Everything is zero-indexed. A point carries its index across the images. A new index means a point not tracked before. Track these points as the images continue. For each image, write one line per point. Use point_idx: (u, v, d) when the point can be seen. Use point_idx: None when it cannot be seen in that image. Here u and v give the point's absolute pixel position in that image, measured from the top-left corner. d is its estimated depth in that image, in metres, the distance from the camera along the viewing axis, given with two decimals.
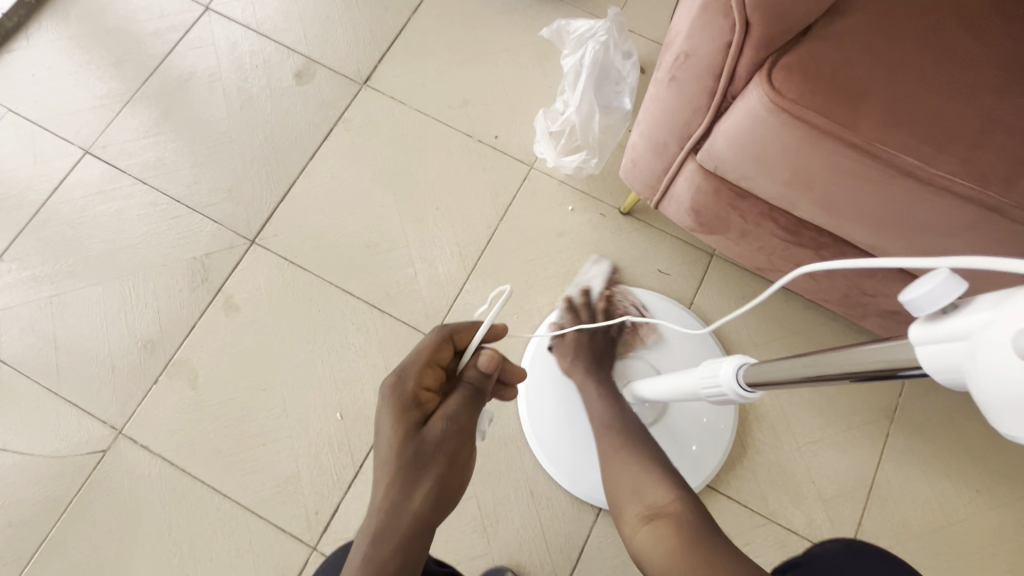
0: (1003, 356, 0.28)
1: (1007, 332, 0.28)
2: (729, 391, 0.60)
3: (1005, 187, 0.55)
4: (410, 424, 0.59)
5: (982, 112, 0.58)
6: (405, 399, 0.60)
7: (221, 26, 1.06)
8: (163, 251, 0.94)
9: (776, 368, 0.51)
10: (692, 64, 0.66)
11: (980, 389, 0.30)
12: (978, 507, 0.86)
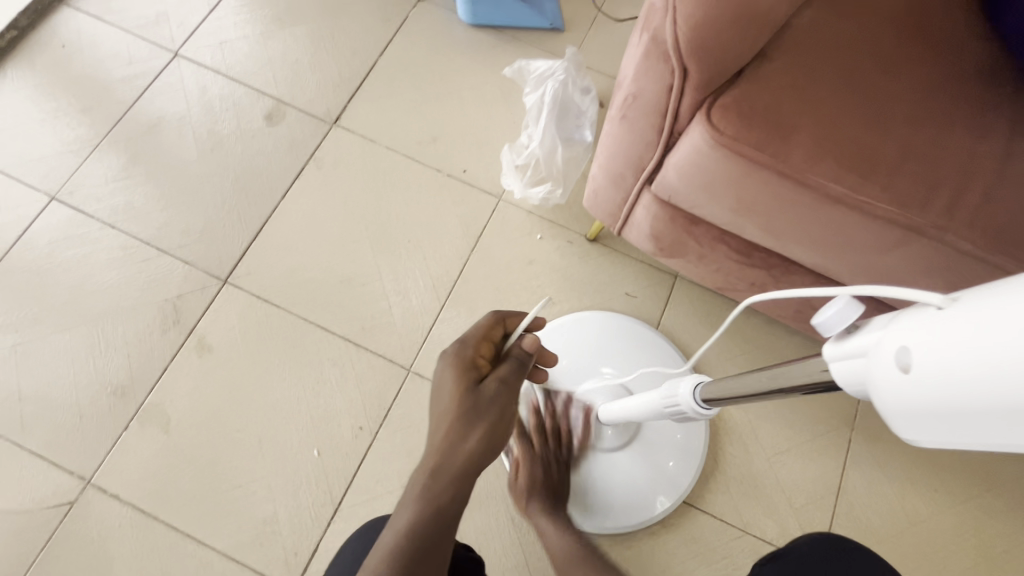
0: (890, 373, 0.24)
1: (891, 347, 0.24)
2: (686, 407, 0.52)
3: (927, 208, 0.52)
4: (464, 382, 0.54)
5: (927, 138, 0.54)
6: (464, 358, 0.55)
7: (191, 71, 1.11)
8: (136, 296, 0.95)
9: (732, 381, 0.43)
10: (640, 105, 0.61)
11: (876, 407, 0.25)
12: (938, 506, 0.89)
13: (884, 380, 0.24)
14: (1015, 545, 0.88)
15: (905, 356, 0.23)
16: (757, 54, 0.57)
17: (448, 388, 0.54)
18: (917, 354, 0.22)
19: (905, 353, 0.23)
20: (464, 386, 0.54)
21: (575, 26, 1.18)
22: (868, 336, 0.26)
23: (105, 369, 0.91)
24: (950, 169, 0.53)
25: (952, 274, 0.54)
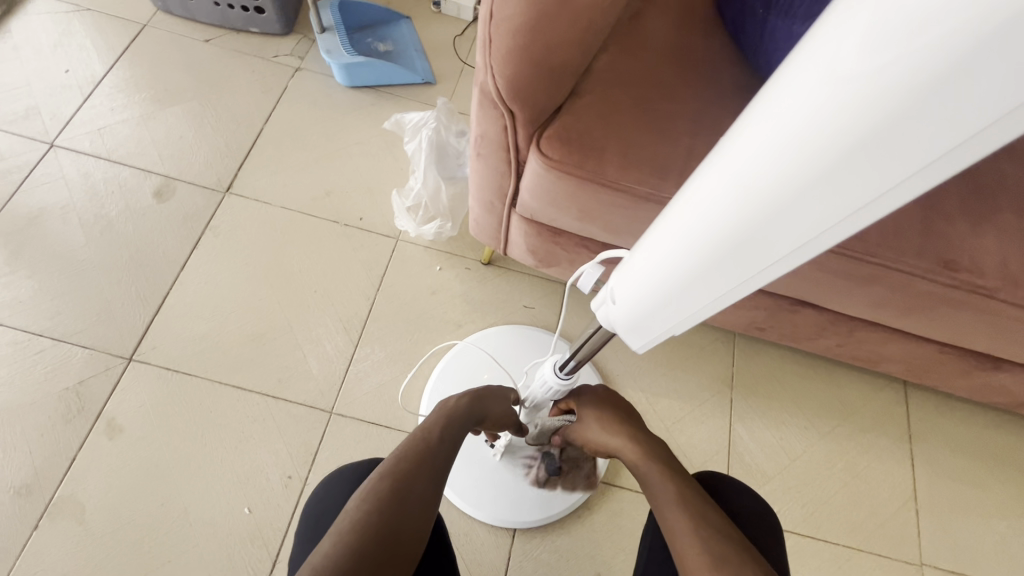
0: (633, 298, 0.44)
1: (628, 285, 0.44)
2: (552, 381, 0.69)
3: None
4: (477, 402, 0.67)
5: (706, 141, 0.69)
6: (475, 391, 0.69)
7: (70, 159, 1.12)
8: (33, 390, 0.93)
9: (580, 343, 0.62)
10: (488, 144, 0.74)
11: (634, 322, 0.46)
12: (810, 440, 1.05)
13: (630, 307, 0.45)
14: (872, 458, 1.05)
15: (633, 287, 0.44)
16: (569, 93, 0.71)
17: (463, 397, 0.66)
18: (635, 286, 0.43)
19: (632, 286, 0.44)
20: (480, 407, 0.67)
21: (445, 80, 1.32)
22: (613, 287, 0.47)
23: (7, 471, 0.88)
24: None
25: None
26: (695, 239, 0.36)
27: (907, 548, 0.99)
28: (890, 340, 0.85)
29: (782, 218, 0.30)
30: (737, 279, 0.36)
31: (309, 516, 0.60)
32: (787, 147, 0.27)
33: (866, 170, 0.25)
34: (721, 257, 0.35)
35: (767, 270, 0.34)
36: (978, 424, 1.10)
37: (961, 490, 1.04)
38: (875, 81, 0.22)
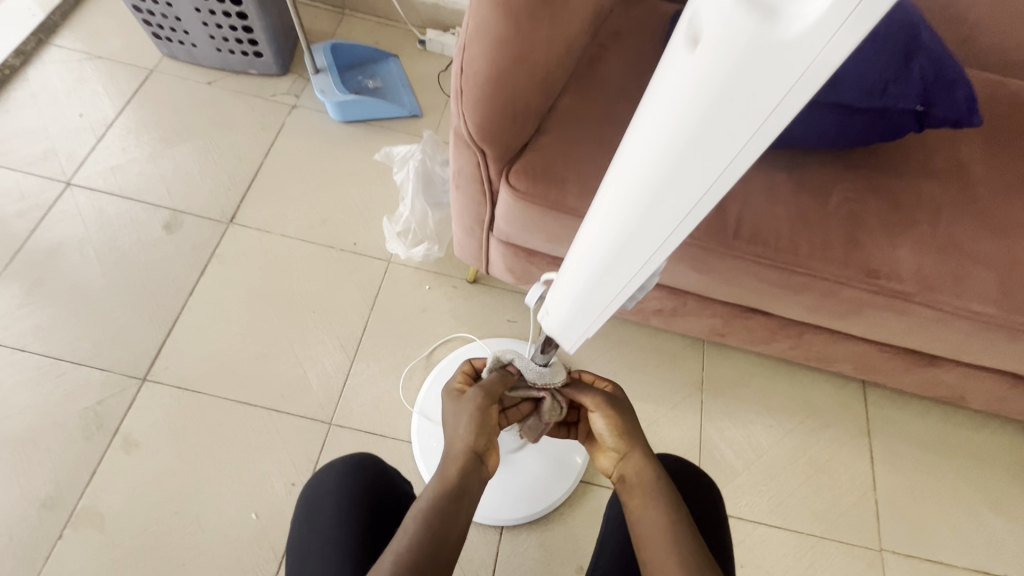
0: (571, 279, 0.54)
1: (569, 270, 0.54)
2: None
3: None
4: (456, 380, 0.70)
5: None
6: (460, 374, 0.73)
7: (86, 197, 1.21)
8: (54, 412, 1.01)
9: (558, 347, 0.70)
10: (465, 178, 0.83)
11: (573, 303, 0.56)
12: (775, 437, 1.13)
13: (570, 289, 0.55)
14: (833, 452, 1.13)
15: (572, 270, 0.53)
16: (534, 131, 0.81)
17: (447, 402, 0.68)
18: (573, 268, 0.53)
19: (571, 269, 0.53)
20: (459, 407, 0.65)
21: (431, 112, 1.43)
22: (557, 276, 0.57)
23: (34, 486, 0.96)
24: None
25: (694, 254, 0.79)
26: (611, 221, 0.44)
27: (867, 535, 1.07)
28: (835, 341, 0.94)
29: (659, 199, 0.38)
30: (647, 253, 0.44)
31: (307, 499, 0.69)
32: (653, 140, 0.36)
33: (708, 149, 0.33)
34: (630, 235, 0.43)
35: (661, 249, 0.43)
36: (931, 417, 1.19)
37: (918, 480, 1.13)
38: (697, 80, 0.30)
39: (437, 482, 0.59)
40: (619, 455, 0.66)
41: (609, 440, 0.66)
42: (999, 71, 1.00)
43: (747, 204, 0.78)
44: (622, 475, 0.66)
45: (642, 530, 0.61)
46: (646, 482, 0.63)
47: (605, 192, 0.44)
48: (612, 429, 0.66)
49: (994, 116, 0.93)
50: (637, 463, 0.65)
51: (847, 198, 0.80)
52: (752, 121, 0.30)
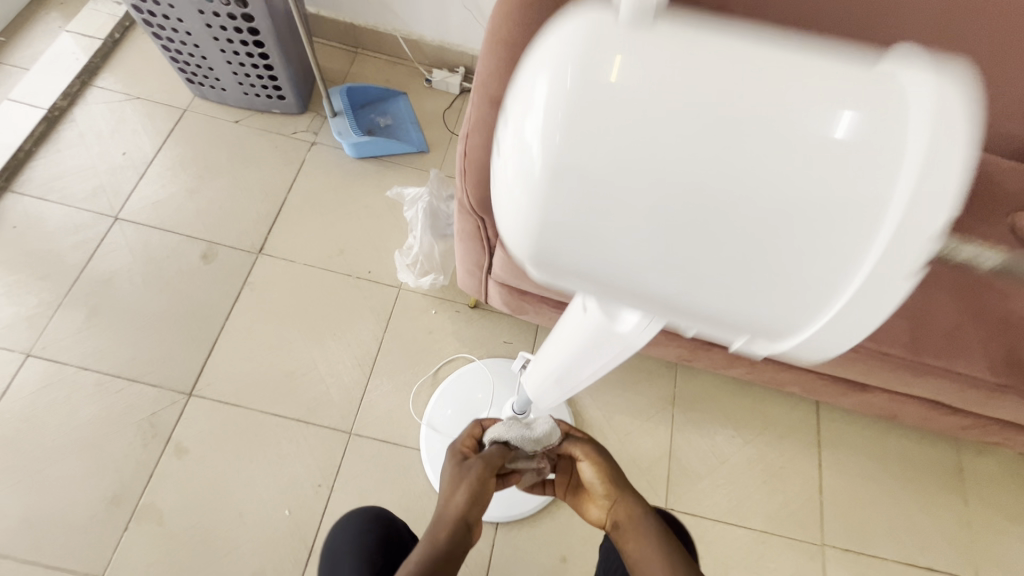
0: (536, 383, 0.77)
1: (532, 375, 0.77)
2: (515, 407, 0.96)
3: None
4: (457, 446, 0.80)
5: None
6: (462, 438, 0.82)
7: (132, 230, 1.37)
8: (115, 423, 1.18)
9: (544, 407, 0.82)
10: (467, 234, 0.99)
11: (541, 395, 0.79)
12: (736, 446, 1.30)
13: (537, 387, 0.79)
14: (786, 459, 1.30)
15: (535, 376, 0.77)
16: None
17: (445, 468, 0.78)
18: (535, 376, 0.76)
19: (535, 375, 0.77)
20: (457, 475, 0.75)
21: (437, 148, 1.58)
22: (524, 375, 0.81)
23: (102, 486, 1.13)
24: None
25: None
26: (561, 364, 0.67)
27: (811, 531, 1.24)
28: (782, 369, 1.11)
29: (588, 358, 0.62)
30: (588, 376, 0.68)
31: (332, 544, 0.87)
32: (581, 337, 0.58)
33: (614, 345, 0.56)
34: (575, 370, 0.67)
35: (596, 375, 0.67)
36: (873, 428, 1.36)
37: (859, 484, 1.30)
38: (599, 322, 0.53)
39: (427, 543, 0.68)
40: (608, 501, 0.78)
41: (598, 487, 0.78)
42: None
43: None
44: (613, 516, 0.77)
45: (639, 566, 0.73)
46: (633, 523, 0.75)
47: (553, 345, 0.67)
48: (599, 476, 0.78)
49: None
50: (624, 505, 0.77)
51: None
52: (632, 341, 0.53)
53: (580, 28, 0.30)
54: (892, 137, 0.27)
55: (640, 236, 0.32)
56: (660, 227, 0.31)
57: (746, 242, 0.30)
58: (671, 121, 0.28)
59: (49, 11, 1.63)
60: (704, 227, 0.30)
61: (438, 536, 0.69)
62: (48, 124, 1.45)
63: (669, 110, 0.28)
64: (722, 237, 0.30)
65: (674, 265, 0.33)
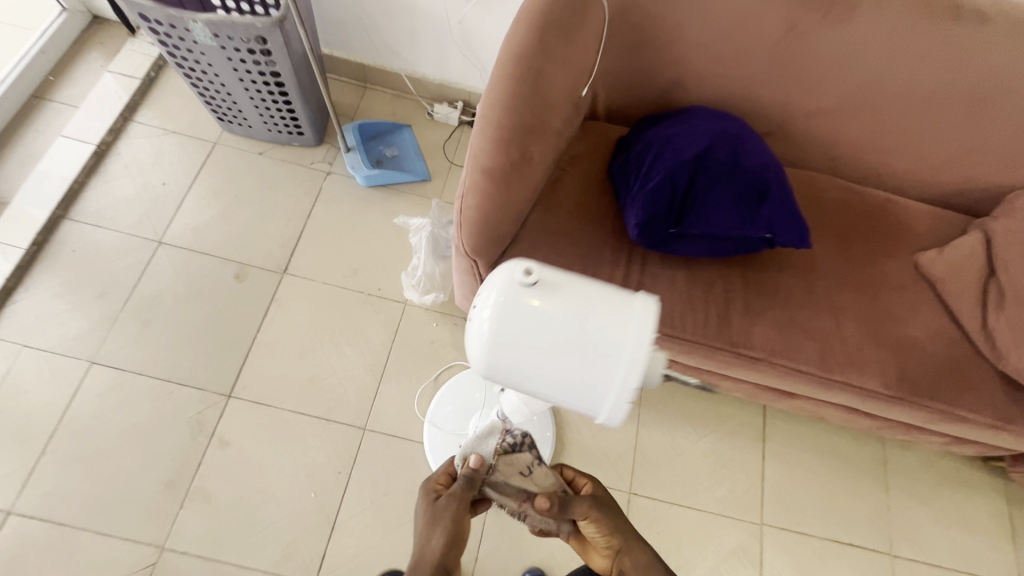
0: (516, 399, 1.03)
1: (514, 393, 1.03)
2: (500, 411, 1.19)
3: None
4: (431, 483, 0.87)
5: (592, 270, 1.15)
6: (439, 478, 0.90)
7: (173, 252, 1.58)
8: (167, 421, 1.41)
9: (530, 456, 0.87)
10: (464, 270, 1.19)
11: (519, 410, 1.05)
12: (691, 440, 1.54)
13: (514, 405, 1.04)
14: (734, 452, 1.54)
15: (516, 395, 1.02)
16: (511, 240, 1.16)
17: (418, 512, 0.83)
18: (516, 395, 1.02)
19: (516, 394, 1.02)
20: (433, 516, 0.80)
21: (437, 177, 1.79)
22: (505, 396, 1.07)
23: (159, 472, 1.36)
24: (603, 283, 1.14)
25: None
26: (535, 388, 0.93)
27: (752, 512, 1.48)
28: (725, 379, 1.33)
29: None
30: None
31: None
32: None
33: None
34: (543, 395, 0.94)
35: None
36: (809, 426, 1.59)
37: (795, 473, 1.53)
38: None
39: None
40: (610, 550, 0.83)
41: (602, 536, 0.83)
42: (859, 179, 1.35)
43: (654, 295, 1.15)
44: (616, 564, 0.82)
45: None
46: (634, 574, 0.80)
47: None
48: (600, 532, 0.83)
49: (845, 220, 1.29)
50: (626, 555, 0.82)
51: (722, 290, 1.18)
52: None
53: (505, 277, 0.65)
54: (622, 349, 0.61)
55: (527, 369, 0.64)
56: (527, 367, 0.64)
57: (562, 381, 0.64)
58: (532, 325, 0.63)
59: (90, 51, 1.82)
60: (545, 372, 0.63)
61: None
62: (97, 158, 1.66)
63: (533, 321, 0.63)
64: (554, 376, 0.64)
65: (542, 386, 0.65)
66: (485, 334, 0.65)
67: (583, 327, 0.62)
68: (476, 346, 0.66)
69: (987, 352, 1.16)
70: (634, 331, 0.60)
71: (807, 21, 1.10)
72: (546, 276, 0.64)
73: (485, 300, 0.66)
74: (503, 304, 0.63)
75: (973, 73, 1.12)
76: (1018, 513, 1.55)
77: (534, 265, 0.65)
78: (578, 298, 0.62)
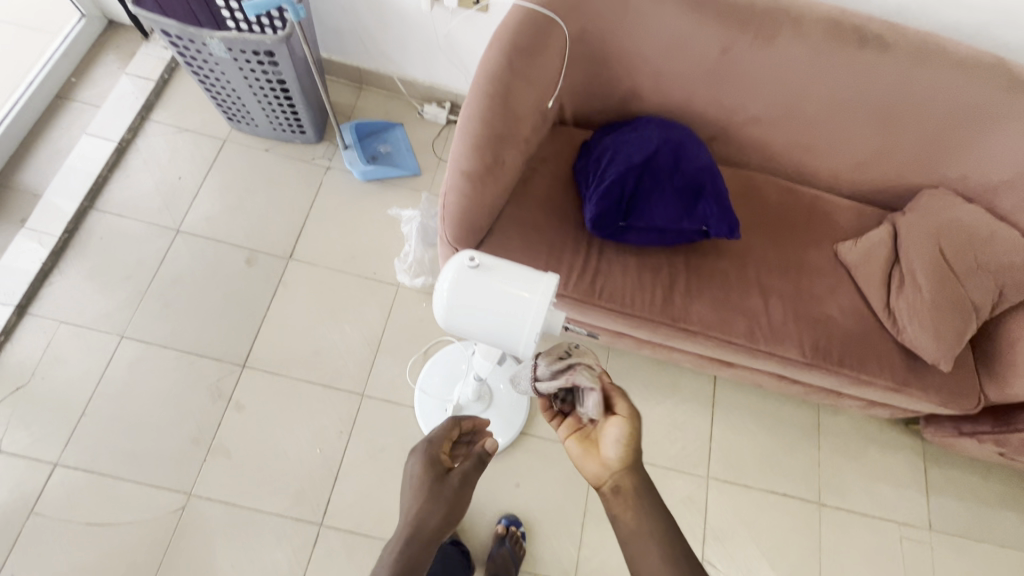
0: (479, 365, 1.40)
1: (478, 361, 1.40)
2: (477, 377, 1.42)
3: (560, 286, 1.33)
4: (427, 445, 0.91)
5: (556, 256, 1.35)
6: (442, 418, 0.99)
7: (191, 239, 1.77)
8: (191, 388, 1.61)
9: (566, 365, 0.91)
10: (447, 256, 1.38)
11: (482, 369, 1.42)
12: (649, 405, 1.76)
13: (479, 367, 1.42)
14: (686, 416, 1.76)
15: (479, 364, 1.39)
16: (487, 231, 1.35)
17: (407, 473, 0.88)
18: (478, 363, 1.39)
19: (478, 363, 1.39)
20: (421, 488, 0.85)
21: (427, 171, 1.97)
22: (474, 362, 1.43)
23: (185, 431, 1.57)
24: (565, 268, 1.34)
25: (576, 306, 1.35)
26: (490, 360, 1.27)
27: (700, 466, 1.71)
28: (674, 351, 1.55)
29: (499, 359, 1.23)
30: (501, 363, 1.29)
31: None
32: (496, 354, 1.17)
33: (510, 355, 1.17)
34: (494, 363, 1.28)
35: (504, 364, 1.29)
36: (754, 393, 1.82)
37: (739, 434, 1.76)
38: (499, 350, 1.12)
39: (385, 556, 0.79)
40: (616, 466, 0.82)
41: (618, 450, 0.83)
42: (792, 177, 1.56)
43: (608, 278, 1.36)
44: (615, 479, 0.81)
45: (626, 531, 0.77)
46: (630, 499, 0.79)
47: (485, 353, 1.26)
48: (619, 441, 0.83)
49: (779, 213, 1.49)
50: (631, 477, 0.81)
51: (667, 274, 1.38)
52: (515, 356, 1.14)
53: (456, 263, 0.88)
54: (536, 311, 0.84)
55: (473, 328, 0.89)
56: (474, 328, 0.88)
57: (497, 336, 0.88)
58: (475, 299, 0.86)
59: (108, 54, 1.99)
60: (488, 330, 0.87)
61: (392, 548, 0.79)
62: (119, 154, 1.84)
63: (475, 296, 0.86)
64: (493, 333, 0.88)
65: (485, 339, 0.89)
66: (441, 300, 0.88)
67: (509, 297, 0.85)
68: (436, 309, 0.90)
69: (889, 326, 1.37)
70: (543, 301, 0.84)
71: (737, 45, 1.31)
72: (485, 261, 0.87)
73: (442, 278, 0.89)
74: (455, 281, 0.87)
75: (875, 89, 1.33)
76: (934, 469, 1.78)
77: (477, 254, 0.87)
78: (505, 276, 0.86)
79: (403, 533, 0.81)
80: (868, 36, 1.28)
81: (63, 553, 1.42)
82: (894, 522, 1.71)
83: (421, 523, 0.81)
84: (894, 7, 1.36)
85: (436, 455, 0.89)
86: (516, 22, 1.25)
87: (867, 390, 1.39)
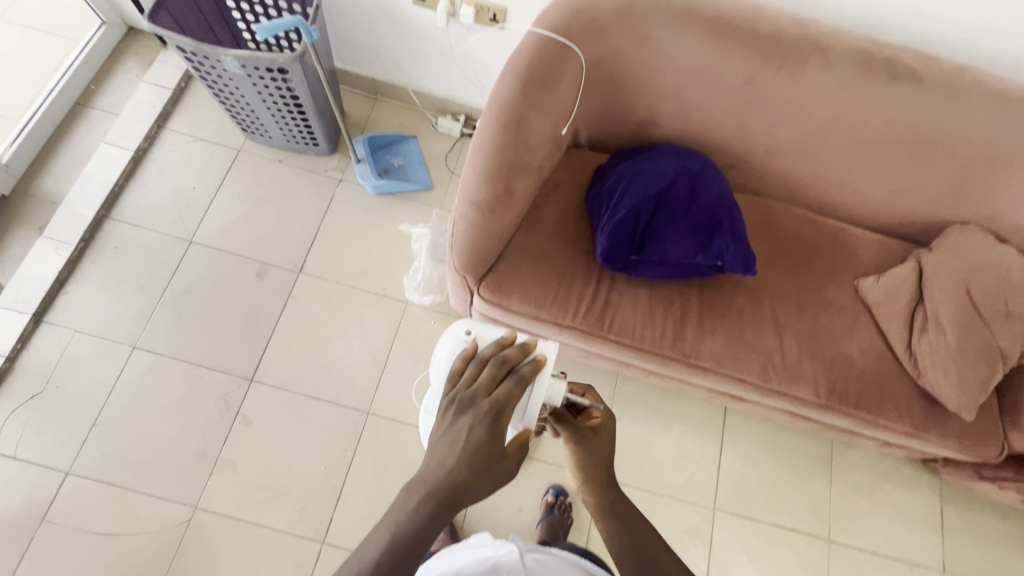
0: None
1: None
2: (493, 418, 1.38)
3: (570, 317, 1.30)
4: (486, 400, 0.72)
5: (567, 286, 1.32)
6: (491, 345, 0.81)
7: (203, 250, 1.78)
8: (199, 399, 1.63)
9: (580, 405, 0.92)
10: (455, 282, 1.35)
11: None
12: (656, 433, 1.73)
13: None
14: (695, 444, 1.73)
15: None
16: (497, 259, 1.32)
17: (446, 422, 0.71)
18: None
19: None
20: (470, 453, 0.68)
21: (439, 186, 1.95)
22: None
23: (192, 444, 1.59)
24: (576, 297, 1.31)
25: (585, 339, 1.33)
26: None
27: (707, 497, 1.68)
28: (685, 383, 1.51)
29: None
30: None
31: None
32: None
33: None
34: None
35: None
36: (765, 423, 1.78)
37: (748, 465, 1.72)
38: None
39: (405, 508, 0.66)
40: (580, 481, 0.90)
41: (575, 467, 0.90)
42: (814, 208, 1.50)
43: (619, 309, 1.32)
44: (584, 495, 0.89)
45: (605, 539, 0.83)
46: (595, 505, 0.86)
47: None
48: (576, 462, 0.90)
49: (799, 246, 1.44)
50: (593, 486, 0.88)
51: (680, 307, 1.35)
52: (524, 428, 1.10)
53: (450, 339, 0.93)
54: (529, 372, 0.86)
55: None
56: None
57: None
58: None
59: (127, 61, 2.00)
60: None
61: (410, 503, 0.66)
62: (135, 163, 1.86)
63: None
64: None
65: None
66: (441, 369, 0.93)
67: None
68: (436, 380, 0.94)
69: (910, 369, 1.32)
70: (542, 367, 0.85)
71: (763, 75, 1.26)
72: (480, 332, 0.93)
73: (440, 351, 0.94)
74: (451, 352, 0.91)
75: (907, 124, 1.27)
76: (952, 509, 1.73)
77: (472, 325, 0.94)
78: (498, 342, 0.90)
79: (430, 492, 0.66)
80: (901, 67, 1.22)
81: (71, 561, 1.45)
82: (906, 561, 1.66)
83: (460, 494, 0.67)
84: (930, 36, 1.29)
85: (500, 418, 0.70)
86: (531, 49, 1.21)
87: (886, 434, 1.34)
